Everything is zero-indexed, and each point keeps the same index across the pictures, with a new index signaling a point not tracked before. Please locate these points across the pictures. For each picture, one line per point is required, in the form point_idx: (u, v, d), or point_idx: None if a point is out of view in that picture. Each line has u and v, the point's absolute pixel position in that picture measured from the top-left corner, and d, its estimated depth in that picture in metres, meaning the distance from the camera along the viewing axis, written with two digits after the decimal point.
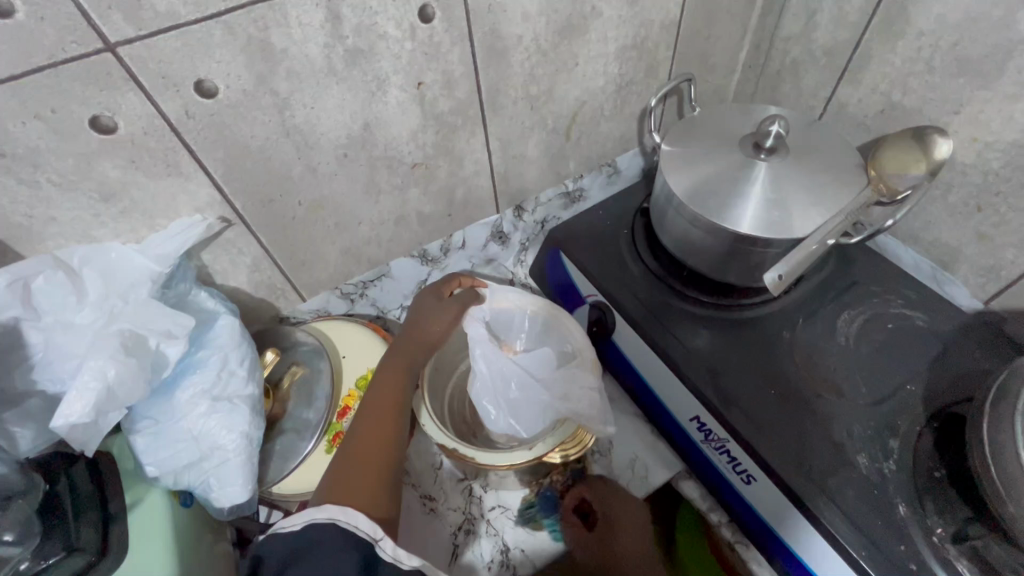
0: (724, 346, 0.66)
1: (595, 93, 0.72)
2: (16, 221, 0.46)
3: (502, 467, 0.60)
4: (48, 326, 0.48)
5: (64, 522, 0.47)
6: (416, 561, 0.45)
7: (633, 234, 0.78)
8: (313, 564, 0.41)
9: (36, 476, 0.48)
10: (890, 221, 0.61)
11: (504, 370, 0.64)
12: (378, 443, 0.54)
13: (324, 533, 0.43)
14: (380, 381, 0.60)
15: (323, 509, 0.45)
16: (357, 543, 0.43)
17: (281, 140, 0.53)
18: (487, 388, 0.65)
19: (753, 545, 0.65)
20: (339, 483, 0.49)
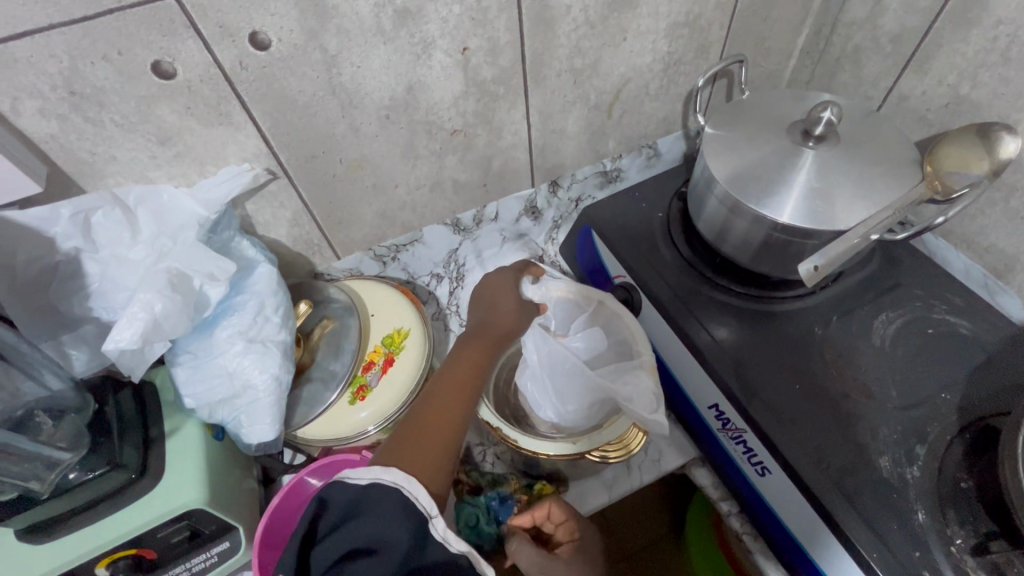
0: (750, 337, 0.65)
1: (641, 71, 0.71)
2: (80, 157, 0.49)
3: (539, 453, 0.61)
4: (104, 259, 0.52)
5: (109, 441, 0.52)
6: (463, 546, 0.44)
7: (668, 219, 0.77)
8: (371, 524, 0.44)
9: (89, 396, 0.54)
10: (941, 219, 0.57)
11: (553, 355, 0.65)
12: (447, 416, 0.54)
13: (385, 494, 0.45)
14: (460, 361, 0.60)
15: (390, 472, 0.46)
16: (411, 511, 0.45)
17: (327, 97, 0.54)
18: (536, 376, 0.66)
19: (760, 537, 0.64)
20: (404, 451, 0.49)
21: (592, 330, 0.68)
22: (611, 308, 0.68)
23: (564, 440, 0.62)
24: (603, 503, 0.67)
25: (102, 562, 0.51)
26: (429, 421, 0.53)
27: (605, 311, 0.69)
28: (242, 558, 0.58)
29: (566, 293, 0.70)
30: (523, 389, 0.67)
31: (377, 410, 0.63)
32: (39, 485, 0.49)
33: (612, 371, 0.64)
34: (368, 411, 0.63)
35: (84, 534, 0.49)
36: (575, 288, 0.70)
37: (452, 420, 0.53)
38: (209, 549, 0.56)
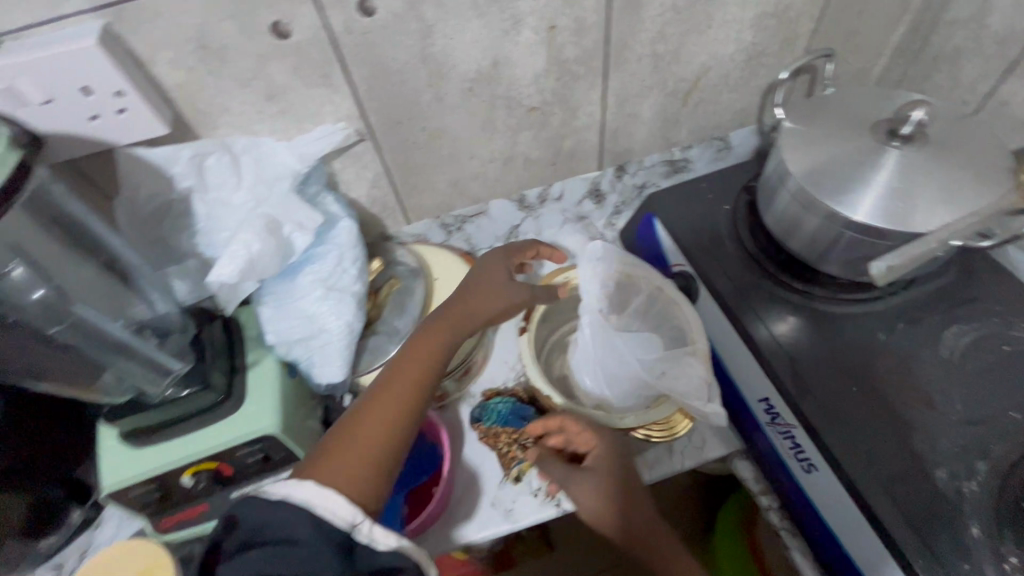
0: (807, 335, 0.65)
1: (723, 60, 0.70)
2: (199, 106, 0.54)
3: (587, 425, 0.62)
4: (211, 200, 0.57)
5: (200, 363, 0.57)
6: (393, 544, 0.45)
7: (734, 212, 0.77)
8: (287, 547, 0.42)
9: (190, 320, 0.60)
10: None
11: (603, 346, 0.65)
12: (385, 411, 0.53)
13: (301, 514, 0.44)
14: (412, 349, 0.58)
15: (302, 484, 0.46)
16: (331, 529, 0.44)
17: (418, 66, 0.58)
18: (586, 361, 0.67)
19: (799, 534, 0.63)
20: (331, 454, 0.49)
21: (647, 338, 0.65)
22: (668, 294, 0.69)
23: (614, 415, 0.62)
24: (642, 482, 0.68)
25: (188, 471, 0.57)
26: (363, 421, 0.52)
27: (665, 297, 0.69)
28: None
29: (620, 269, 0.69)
30: (575, 370, 0.70)
31: None
32: (153, 392, 0.55)
33: (665, 358, 0.63)
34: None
35: (177, 443, 0.56)
36: (628, 262, 0.69)
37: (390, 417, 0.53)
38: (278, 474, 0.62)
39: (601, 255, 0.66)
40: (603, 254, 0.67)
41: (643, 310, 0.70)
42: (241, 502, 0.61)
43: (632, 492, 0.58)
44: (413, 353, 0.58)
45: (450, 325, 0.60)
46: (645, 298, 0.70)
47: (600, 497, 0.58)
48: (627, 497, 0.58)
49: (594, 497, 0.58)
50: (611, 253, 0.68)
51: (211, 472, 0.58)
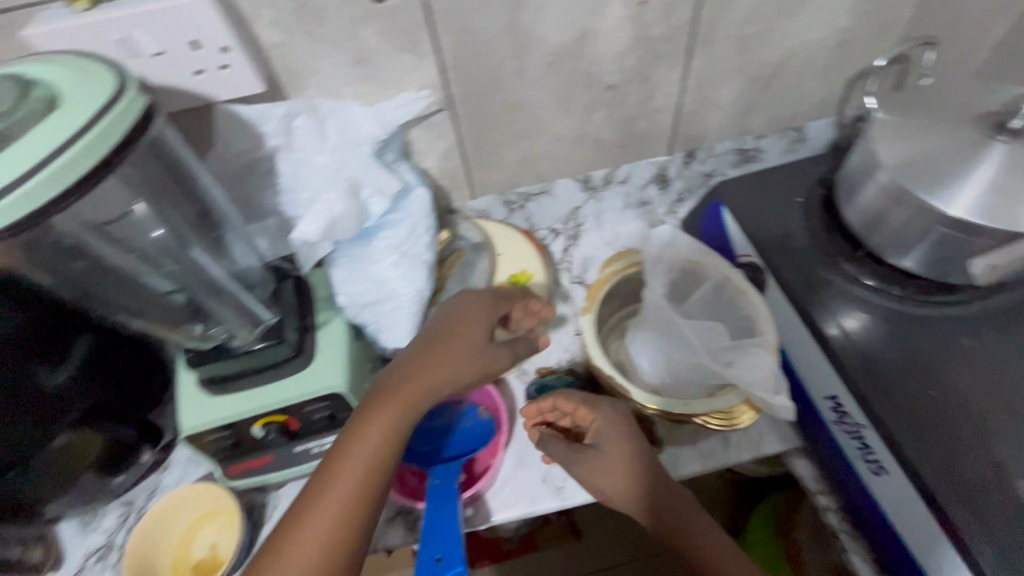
0: (880, 333, 0.63)
1: (812, 46, 0.67)
2: (292, 67, 0.55)
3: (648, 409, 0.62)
4: (295, 160, 0.58)
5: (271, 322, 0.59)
6: None
7: (808, 205, 0.74)
8: None
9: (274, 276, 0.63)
10: None
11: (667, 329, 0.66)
12: (333, 510, 0.45)
13: None
14: (361, 425, 0.48)
15: None
16: None
17: (505, 37, 0.57)
18: (647, 342, 0.68)
19: (861, 538, 0.62)
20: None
21: (710, 326, 0.64)
22: (738, 285, 0.67)
23: (674, 400, 0.62)
24: (696, 471, 0.67)
25: (259, 422, 0.59)
26: (307, 525, 0.44)
27: (733, 286, 0.67)
28: None
29: (688, 255, 0.69)
30: (634, 351, 0.70)
31: None
32: (239, 339, 0.58)
33: (732, 347, 0.63)
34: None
35: (251, 394, 0.58)
36: (696, 249, 0.69)
37: (342, 516, 0.45)
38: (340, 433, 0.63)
39: (671, 239, 0.69)
40: (671, 240, 0.69)
41: (708, 300, 0.69)
42: (305, 456, 0.63)
43: (647, 470, 0.57)
44: (366, 431, 0.48)
45: (412, 396, 0.51)
46: (711, 288, 0.69)
47: (609, 475, 0.57)
48: (640, 475, 0.57)
49: (605, 476, 0.57)
50: (679, 238, 0.70)
51: (280, 424, 0.60)
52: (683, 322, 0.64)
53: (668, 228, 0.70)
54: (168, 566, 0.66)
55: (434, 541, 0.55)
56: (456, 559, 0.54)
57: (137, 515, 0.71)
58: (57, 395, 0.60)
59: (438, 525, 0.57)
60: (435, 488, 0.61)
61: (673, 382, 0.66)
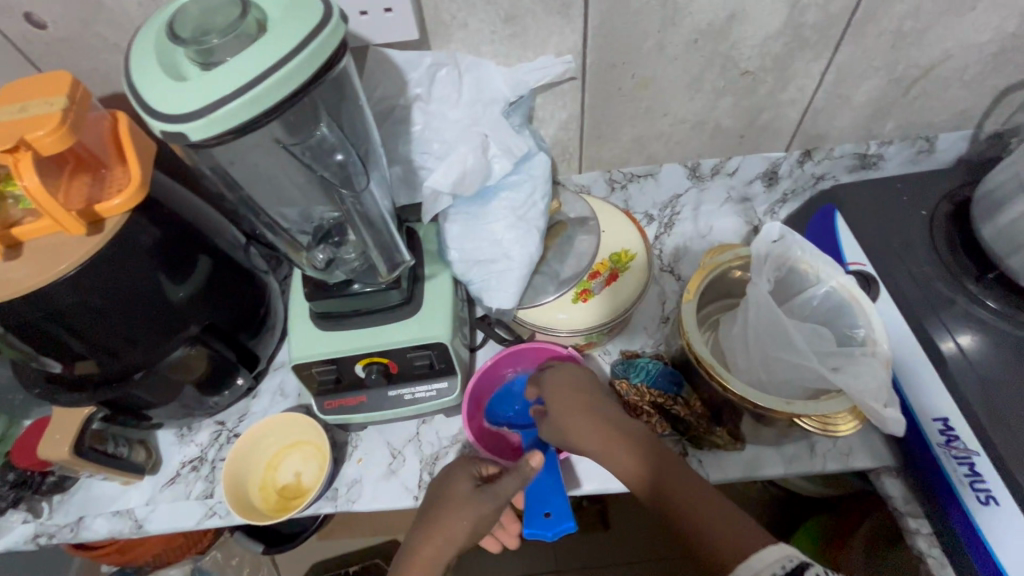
0: (1002, 361, 0.61)
1: (968, 50, 0.63)
2: (444, 19, 0.56)
3: (747, 402, 0.59)
4: (431, 112, 0.60)
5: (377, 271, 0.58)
6: None
7: (932, 219, 0.71)
8: None
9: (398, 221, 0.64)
10: None
11: (769, 327, 0.63)
12: None
13: None
14: None
15: None
16: None
17: (655, 8, 0.56)
18: (741, 338, 0.66)
19: (950, 567, 0.58)
20: None
21: (819, 328, 0.62)
22: (853, 293, 0.63)
23: (778, 399, 0.59)
24: (779, 473, 0.65)
25: (362, 361, 0.61)
26: None
27: (844, 293, 0.64)
28: (452, 401, 0.66)
29: (800, 254, 0.65)
30: (728, 346, 0.68)
31: (584, 318, 0.68)
32: (380, 276, 0.58)
33: (838, 352, 0.61)
34: (565, 314, 0.68)
35: (358, 333, 0.60)
36: (809, 251, 0.65)
37: None
38: (432, 383, 0.65)
39: (783, 236, 0.65)
40: (783, 237, 0.66)
41: (816, 303, 0.66)
42: (396, 402, 0.65)
43: (600, 417, 0.58)
44: None
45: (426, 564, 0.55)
46: (822, 293, 0.66)
47: (567, 416, 0.59)
48: (585, 422, 0.58)
49: (563, 413, 0.60)
50: (791, 236, 0.65)
51: (381, 367, 0.62)
52: (790, 320, 0.62)
53: (775, 223, 0.66)
54: (256, 486, 0.70)
55: (539, 498, 0.60)
56: (565, 515, 0.58)
57: (228, 436, 0.75)
58: (182, 310, 0.60)
59: (545, 485, 0.61)
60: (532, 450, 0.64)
61: (769, 380, 0.64)
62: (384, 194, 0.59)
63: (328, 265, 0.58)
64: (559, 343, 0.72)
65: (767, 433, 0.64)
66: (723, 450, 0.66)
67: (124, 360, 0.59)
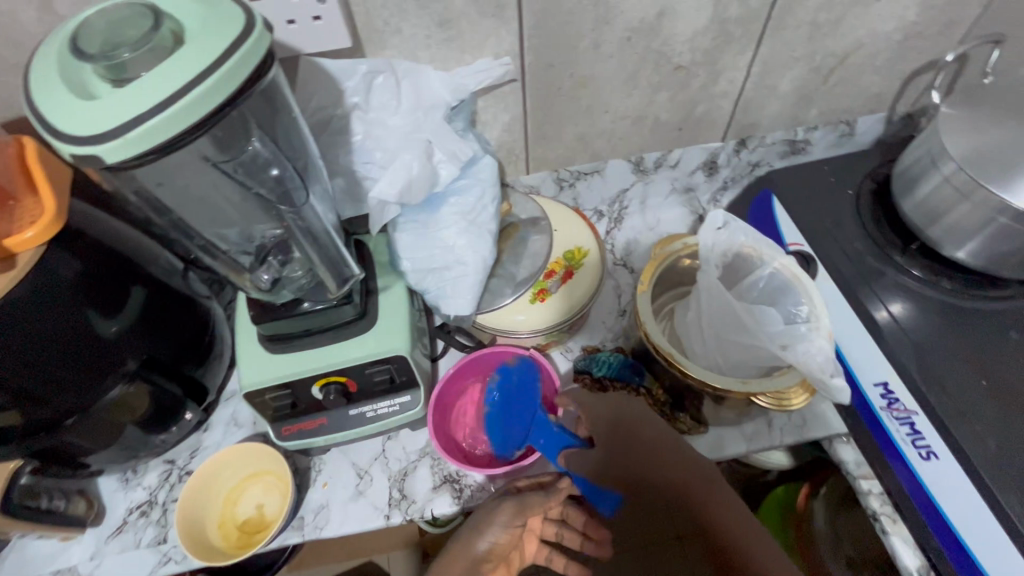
0: (928, 325, 0.66)
1: (877, 38, 0.68)
2: (377, 26, 0.55)
3: (707, 386, 0.61)
4: (370, 121, 0.59)
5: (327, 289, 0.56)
6: None
7: (858, 198, 0.76)
8: None
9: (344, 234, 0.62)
10: None
11: (722, 311, 0.65)
12: None
13: None
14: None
15: None
16: None
17: (588, 8, 0.57)
18: (695, 324, 0.68)
19: (902, 522, 0.60)
20: None
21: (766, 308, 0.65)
22: (794, 272, 0.66)
23: (735, 379, 0.61)
24: (741, 452, 0.67)
25: (318, 383, 0.59)
26: None
27: (787, 273, 0.67)
28: (416, 414, 0.64)
29: (744, 241, 0.68)
30: (684, 333, 0.71)
31: (544, 318, 0.68)
32: (330, 293, 0.56)
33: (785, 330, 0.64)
34: (524, 315, 0.68)
35: (311, 353, 0.58)
36: (753, 238, 0.68)
37: None
38: (394, 398, 0.63)
39: (727, 223, 0.68)
40: (727, 223, 0.68)
41: (760, 285, 0.69)
42: (358, 420, 0.62)
43: (653, 448, 0.57)
44: None
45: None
46: (767, 277, 0.68)
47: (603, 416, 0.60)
48: (623, 456, 0.59)
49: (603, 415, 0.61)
50: (733, 223, 0.68)
51: (339, 386, 0.60)
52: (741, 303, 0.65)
53: (719, 211, 0.69)
54: (214, 524, 0.66)
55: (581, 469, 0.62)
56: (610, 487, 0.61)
57: (179, 474, 0.70)
58: (115, 346, 0.56)
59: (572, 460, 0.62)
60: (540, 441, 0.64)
61: (724, 362, 0.67)
62: (328, 208, 0.56)
63: (274, 285, 0.56)
64: (521, 345, 0.71)
65: (726, 414, 0.66)
66: (688, 435, 0.68)
67: (53, 407, 0.54)
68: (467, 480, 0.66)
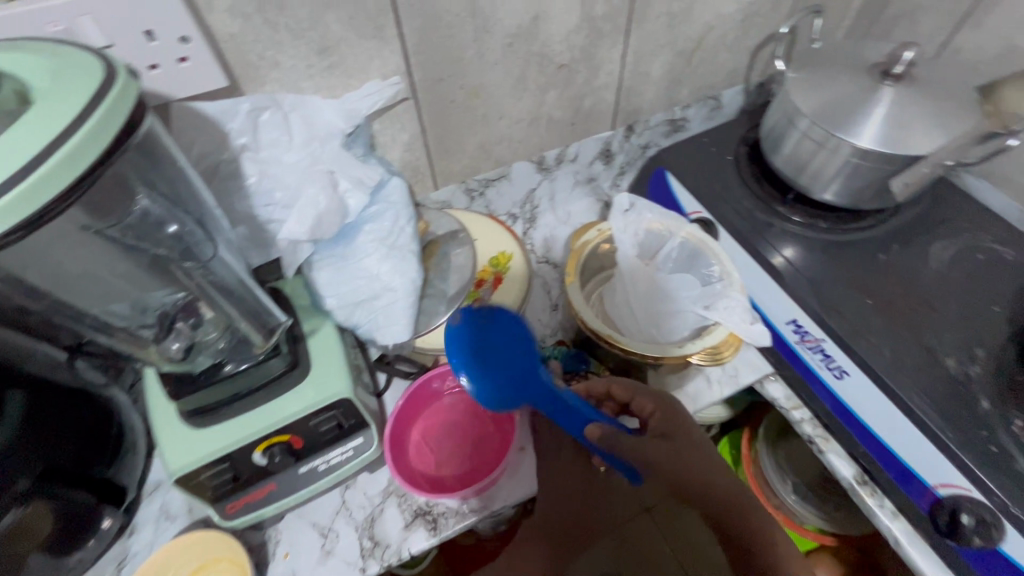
0: (815, 262, 0.75)
1: (724, 20, 0.76)
2: (250, 60, 0.52)
3: (647, 358, 0.64)
4: (263, 160, 0.56)
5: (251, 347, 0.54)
6: None
7: (737, 161, 0.84)
8: None
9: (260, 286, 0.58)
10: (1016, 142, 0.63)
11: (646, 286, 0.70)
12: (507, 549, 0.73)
13: None
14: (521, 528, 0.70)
15: None
16: None
17: (468, 18, 0.58)
18: (625, 304, 0.73)
19: (832, 438, 0.68)
20: None
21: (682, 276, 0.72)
22: (700, 238, 0.72)
23: (670, 345, 0.65)
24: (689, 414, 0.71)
25: (260, 447, 0.54)
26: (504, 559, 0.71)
27: (693, 241, 0.72)
28: (372, 455, 0.61)
29: (652, 220, 0.73)
30: (616, 315, 0.74)
31: None
32: (257, 348, 0.54)
33: (703, 293, 0.70)
34: None
35: (241, 420, 0.53)
36: (659, 216, 0.73)
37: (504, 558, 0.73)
38: (345, 444, 0.59)
39: (633, 204, 0.74)
40: (633, 204, 0.74)
41: (674, 256, 0.74)
42: (311, 476, 0.58)
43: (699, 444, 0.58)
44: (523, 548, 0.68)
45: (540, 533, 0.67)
46: (680, 246, 0.74)
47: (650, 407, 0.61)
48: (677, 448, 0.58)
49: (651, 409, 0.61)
50: (639, 203, 0.74)
51: (283, 446, 0.56)
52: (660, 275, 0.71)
53: (625, 194, 0.74)
54: None
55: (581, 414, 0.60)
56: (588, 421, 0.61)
57: None
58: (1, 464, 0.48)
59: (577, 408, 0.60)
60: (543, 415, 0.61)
61: (657, 333, 0.71)
62: (236, 258, 0.52)
63: (187, 353, 0.51)
64: None
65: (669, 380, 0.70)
66: None
67: None
68: (439, 508, 0.64)
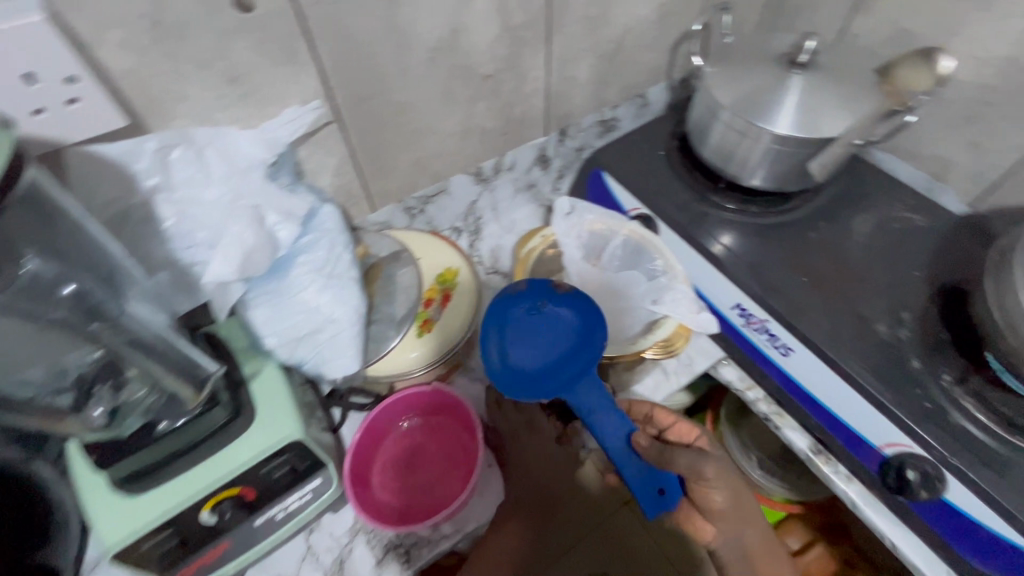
0: (753, 247, 0.77)
1: (640, 21, 0.78)
2: (153, 95, 0.49)
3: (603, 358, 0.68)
4: (180, 200, 0.52)
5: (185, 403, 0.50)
6: None
7: (669, 155, 0.86)
8: None
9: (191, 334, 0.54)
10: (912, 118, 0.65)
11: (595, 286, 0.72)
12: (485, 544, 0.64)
13: None
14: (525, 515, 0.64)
15: None
16: None
17: (385, 35, 0.57)
18: None
19: (785, 413, 0.72)
20: None
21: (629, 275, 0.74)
22: (641, 234, 0.74)
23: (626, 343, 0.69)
24: None
25: (208, 505, 0.50)
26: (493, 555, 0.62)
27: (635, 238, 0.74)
28: (333, 495, 0.58)
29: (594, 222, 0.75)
30: None
31: (434, 346, 0.67)
32: (189, 402, 0.50)
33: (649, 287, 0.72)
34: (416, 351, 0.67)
35: (183, 480, 0.49)
36: (601, 218, 0.75)
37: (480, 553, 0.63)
38: (302, 488, 0.56)
39: (574, 207, 0.76)
40: (574, 207, 0.76)
41: (619, 253, 0.76)
42: (269, 528, 0.55)
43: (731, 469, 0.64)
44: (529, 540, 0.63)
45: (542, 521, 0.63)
46: (623, 244, 0.75)
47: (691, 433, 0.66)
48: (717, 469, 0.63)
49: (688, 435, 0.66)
50: (579, 206, 0.75)
51: (233, 500, 0.52)
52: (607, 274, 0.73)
53: (565, 198, 0.75)
54: None
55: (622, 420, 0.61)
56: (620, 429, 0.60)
57: None
58: None
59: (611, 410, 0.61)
60: (577, 408, 0.62)
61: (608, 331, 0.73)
62: (158, 307, 0.49)
63: (112, 418, 0.47)
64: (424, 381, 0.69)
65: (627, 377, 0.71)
66: None
67: None
68: (411, 539, 0.61)
